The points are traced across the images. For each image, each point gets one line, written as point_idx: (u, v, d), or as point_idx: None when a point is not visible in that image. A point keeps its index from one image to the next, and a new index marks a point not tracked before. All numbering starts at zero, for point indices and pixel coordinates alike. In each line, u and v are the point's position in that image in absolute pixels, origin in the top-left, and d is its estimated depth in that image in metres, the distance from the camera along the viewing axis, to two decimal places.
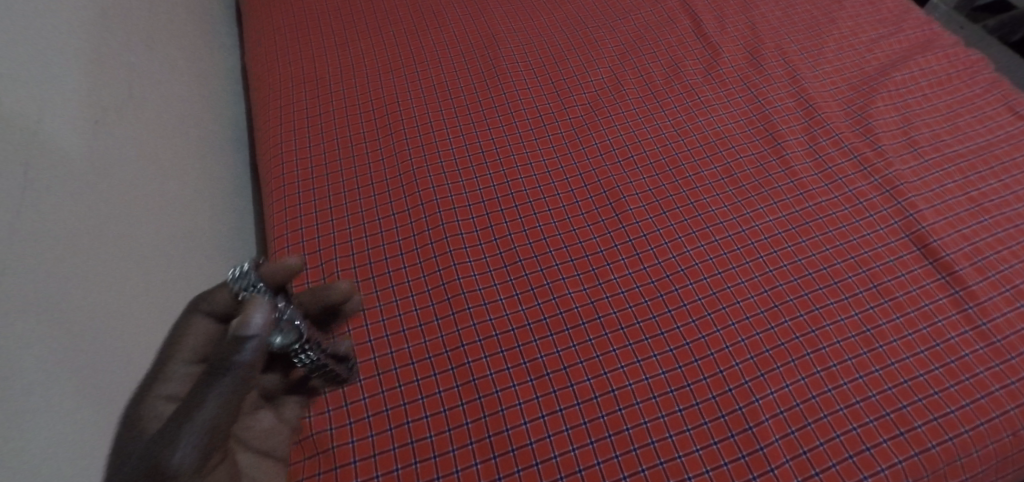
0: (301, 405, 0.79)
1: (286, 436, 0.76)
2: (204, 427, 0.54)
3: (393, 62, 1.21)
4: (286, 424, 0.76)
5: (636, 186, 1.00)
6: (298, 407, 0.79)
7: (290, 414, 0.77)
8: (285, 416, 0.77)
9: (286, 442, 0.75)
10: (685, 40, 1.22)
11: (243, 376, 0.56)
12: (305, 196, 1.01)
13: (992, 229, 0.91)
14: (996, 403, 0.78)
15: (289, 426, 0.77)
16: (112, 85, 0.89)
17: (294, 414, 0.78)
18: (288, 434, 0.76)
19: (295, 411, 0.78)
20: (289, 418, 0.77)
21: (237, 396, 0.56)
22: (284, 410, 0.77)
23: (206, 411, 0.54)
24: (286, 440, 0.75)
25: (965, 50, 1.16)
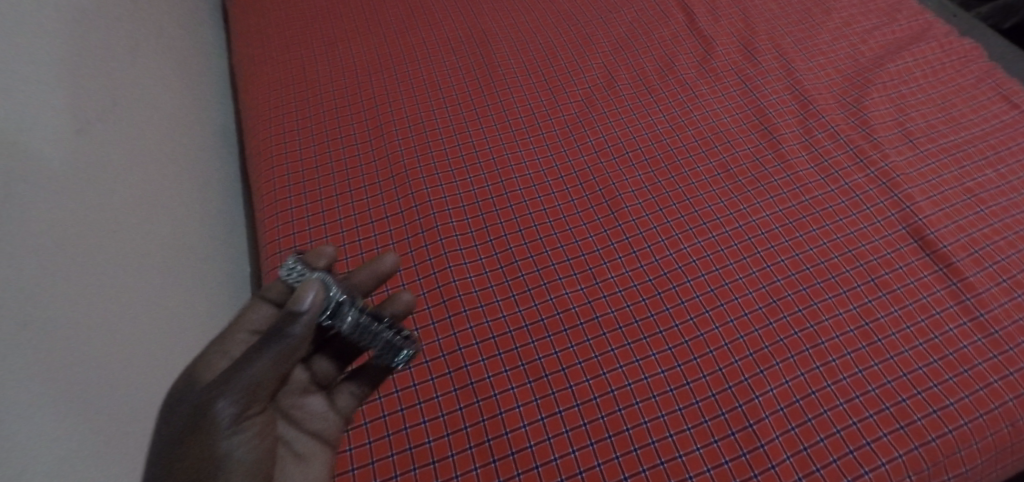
0: (357, 395, 0.73)
1: (336, 422, 0.71)
2: (251, 385, 0.59)
3: (383, 61, 1.19)
4: (337, 411, 0.72)
5: (631, 183, 0.99)
6: (352, 397, 0.73)
7: (345, 401, 0.72)
8: (340, 403, 0.72)
9: (336, 427, 0.71)
10: (678, 33, 1.21)
11: (288, 344, 0.60)
12: (296, 199, 1.00)
13: (988, 219, 0.91)
14: (995, 394, 0.78)
15: (341, 413, 0.72)
16: (91, 91, 0.88)
17: (349, 402, 0.72)
18: (338, 420, 0.71)
19: (350, 399, 0.72)
20: (343, 405, 0.72)
21: (282, 362, 0.60)
22: (338, 399, 0.72)
23: (255, 373, 0.59)
24: (335, 426, 0.71)
25: (959, 39, 1.15)
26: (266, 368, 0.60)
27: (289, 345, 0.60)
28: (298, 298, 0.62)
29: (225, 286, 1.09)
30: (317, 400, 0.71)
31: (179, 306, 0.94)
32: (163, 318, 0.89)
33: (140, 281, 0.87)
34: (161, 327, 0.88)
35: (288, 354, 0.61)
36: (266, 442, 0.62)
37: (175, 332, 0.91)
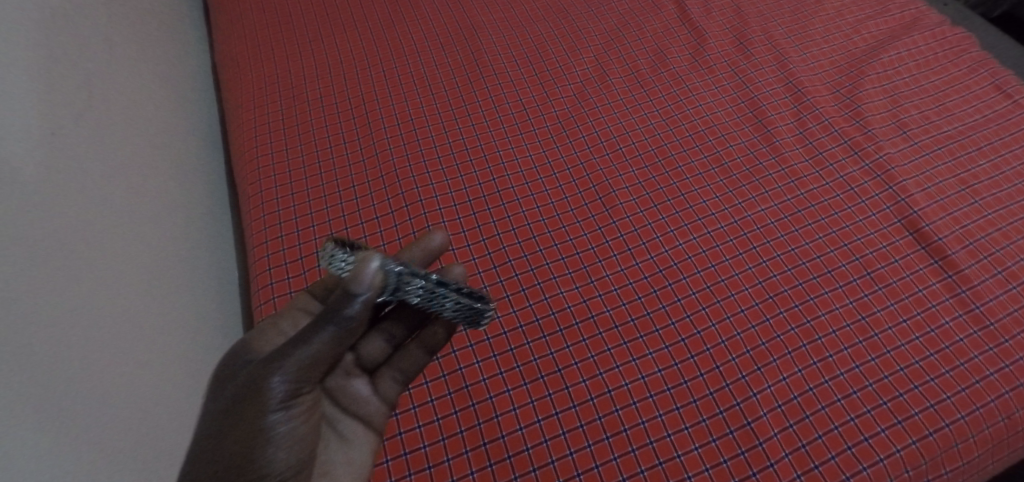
0: (403, 379, 0.72)
1: (382, 407, 0.71)
2: (303, 362, 0.59)
3: (369, 57, 1.17)
4: (384, 396, 0.71)
5: (625, 179, 0.98)
6: (399, 381, 0.72)
7: (392, 385, 0.72)
8: (387, 388, 0.71)
9: (383, 412, 0.71)
10: (670, 25, 1.19)
11: (347, 326, 0.60)
12: (282, 200, 0.98)
13: (983, 211, 0.91)
14: (991, 387, 0.77)
15: (388, 399, 0.71)
16: (69, 91, 0.85)
17: (396, 386, 0.72)
18: (384, 406, 0.71)
19: (397, 383, 0.72)
20: (391, 390, 0.72)
21: (339, 343, 0.60)
22: (384, 384, 0.71)
23: (312, 351, 0.59)
24: (382, 411, 0.71)
25: (952, 28, 1.14)
26: (324, 347, 0.60)
27: (346, 326, 0.60)
28: (357, 278, 0.58)
29: (214, 290, 1.07)
30: (363, 385, 0.70)
31: (168, 311, 0.91)
32: (155, 325, 0.87)
33: (132, 288, 0.85)
34: (152, 334, 0.86)
35: (345, 336, 0.60)
36: (311, 421, 0.62)
37: (165, 339, 0.89)
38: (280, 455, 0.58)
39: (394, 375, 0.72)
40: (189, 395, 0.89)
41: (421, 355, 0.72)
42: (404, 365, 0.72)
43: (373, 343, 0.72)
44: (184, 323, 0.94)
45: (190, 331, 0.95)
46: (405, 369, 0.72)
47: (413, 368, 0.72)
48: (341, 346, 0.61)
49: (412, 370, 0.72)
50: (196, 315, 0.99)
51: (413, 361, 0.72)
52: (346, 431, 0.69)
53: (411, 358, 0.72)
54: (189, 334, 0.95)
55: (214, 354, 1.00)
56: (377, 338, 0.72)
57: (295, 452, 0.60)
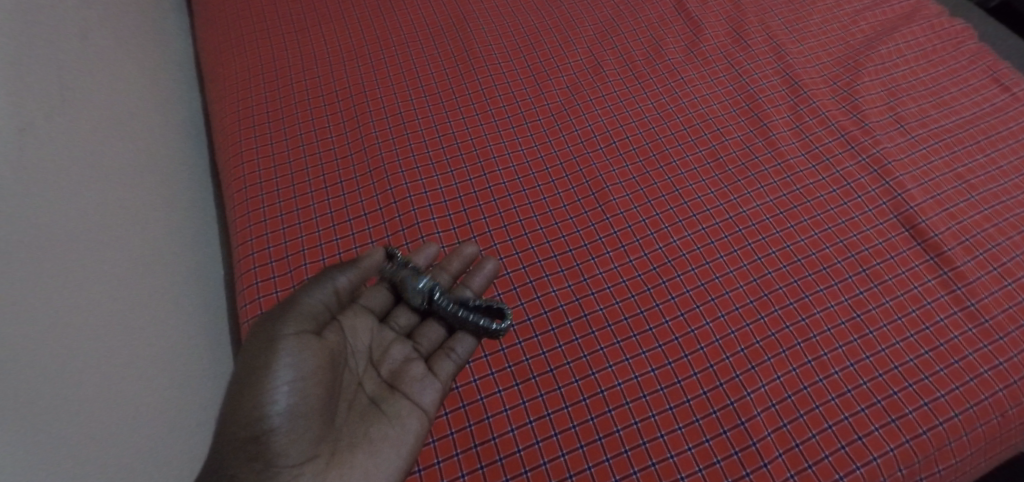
0: (457, 365, 0.77)
1: (435, 391, 0.75)
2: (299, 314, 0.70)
3: (357, 47, 1.14)
4: (437, 380, 0.76)
5: (619, 174, 0.96)
6: (454, 368, 0.77)
7: (446, 370, 0.76)
8: (442, 374, 0.76)
9: (435, 395, 0.75)
10: (665, 15, 1.17)
11: (330, 280, 0.73)
12: (267, 196, 0.95)
13: (979, 206, 0.90)
14: (985, 385, 0.76)
15: (443, 384, 0.76)
16: (39, 87, 0.83)
17: (450, 372, 0.76)
18: (437, 390, 0.75)
19: (451, 370, 0.77)
20: (445, 374, 0.76)
21: (328, 297, 0.73)
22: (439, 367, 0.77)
23: (304, 301, 0.71)
24: (435, 394, 0.75)
25: (950, 19, 1.13)
26: (313, 297, 0.72)
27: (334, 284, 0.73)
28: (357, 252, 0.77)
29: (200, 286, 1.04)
30: (417, 367, 0.77)
31: (148, 310, 0.89)
32: (130, 327, 0.85)
33: (100, 295, 0.82)
34: (126, 337, 0.84)
35: (331, 292, 0.73)
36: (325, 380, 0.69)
37: (145, 339, 0.86)
38: (278, 393, 0.64)
39: (449, 361, 0.77)
40: (171, 395, 0.87)
41: (470, 341, 0.78)
42: (454, 350, 0.78)
43: (429, 333, 0.80)
44: (166, 321, 0.92)
45: (172, 329, 0.93)
46: (456, 355, 0.77)
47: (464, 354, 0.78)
48: (331, 301, 0.73)
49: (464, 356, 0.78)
50: (180, 314, 0.96)
51: (463, 347, 0.78)
52: (393, 410, 0.73)
53: (461, 346, 0.78)
54: (172, 333, 0.92)
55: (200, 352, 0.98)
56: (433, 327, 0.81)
57: (296, 393, 0.65)
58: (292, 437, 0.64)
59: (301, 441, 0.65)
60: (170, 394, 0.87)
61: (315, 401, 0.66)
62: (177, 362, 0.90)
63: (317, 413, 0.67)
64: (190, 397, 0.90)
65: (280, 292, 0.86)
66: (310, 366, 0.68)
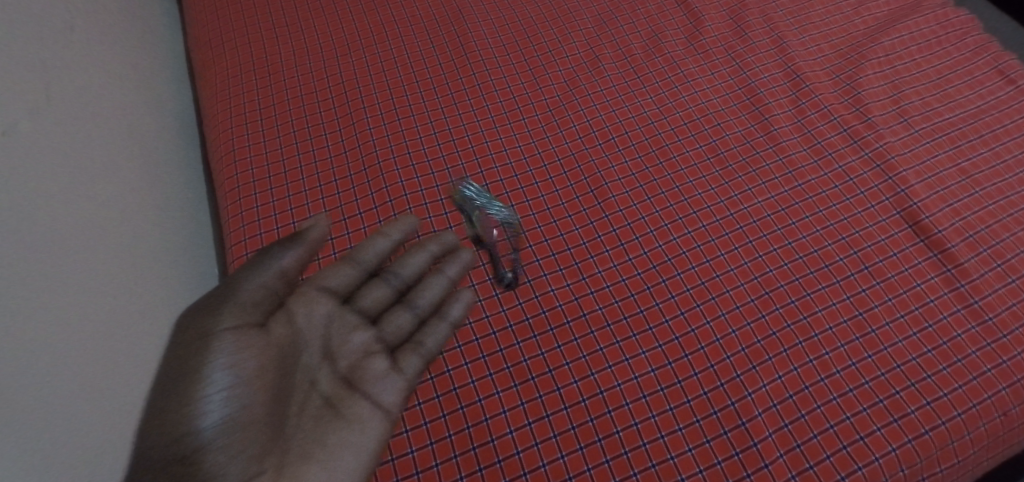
0: (425, 359, 0.74)
1: (399, 388, 0.71)
2: (236, 305, 0.64)
3: (351, 41, 1.12)
4: (402, 375, 0.72)
5: (618, 171, 0.94)
6: (420, 363, 0.73)
7: (412, 365, 0.73)
8: (407, 369, 0.72)
9: (398, 392, 0.71)
10: (665, 7, 1.15)
11: (270, 262, 0.66)
12: (261, 195, 0.93)
13: (983, 201, 0.88)
14: (988, 384, 0.75)
15: (407, 380, 0.72)
16: (24, 84, 0.81)
17: (415, 368, 0.73)
18: (401, 387, 0.71)
19: (417, 365, 0.73)
20: (410, 370, 0.72)
21: (268, 279, 0.66)
22: (403, 363, 0.72)
23: (239, 290, 0.64)
24: (399, 392, 0.71)
25: (954, 10, 1.11)
26: (250, 285, 0.65)
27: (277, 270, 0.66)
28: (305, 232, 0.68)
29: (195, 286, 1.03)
30: (380, 362, 0.72)
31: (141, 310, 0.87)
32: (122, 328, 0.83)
33: (93, 297, 0.80)
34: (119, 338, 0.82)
35: (272, 280, 0.66)
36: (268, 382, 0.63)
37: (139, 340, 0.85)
38: (210, 403, 0.59)
39: (415, 354, 0.73)
40: None
41: (444, 329, 0.75)
42: (424, 342, 0.74)
43: (397, 321, 0.75)
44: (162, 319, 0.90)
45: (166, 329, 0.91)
46: (426, 347, 0.74)
47: (435, 346, 0.74)
48: (272, 285, 0.66)
49: (434, 347, 0.74)
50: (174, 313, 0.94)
51: (433, 339, 0.74)
52: (352, 412, 0.68)
53: (432, 336, 0.75)
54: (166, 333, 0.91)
55: None
56: (402, 314, 0.75)
57: (231, 402, 0.60)
58: (230, 450, 0.59)
59: (240, 453, 0.59)
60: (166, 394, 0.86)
61: (256, 406, 0.61)
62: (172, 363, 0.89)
63: (258, 419, 0.61)
64: None
65: None
66: (249, 368, 0.62)
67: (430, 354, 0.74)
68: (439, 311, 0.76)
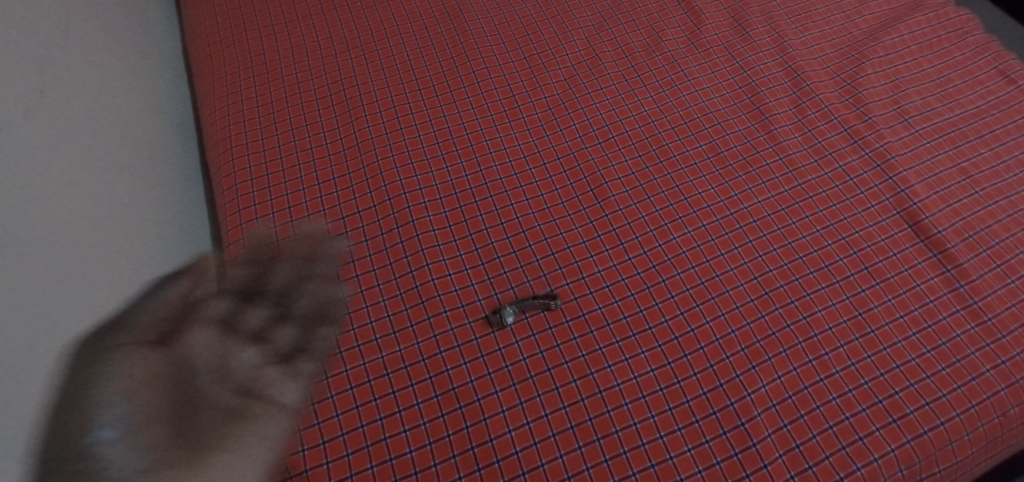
0: (319, 360, 0.77)
1: (297, 387, 0.75)
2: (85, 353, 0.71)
3: (349, 38, 1.11)
4: (300, 376, 0.75)
5: (618, 170, 0.94)
6: (315, 364, 0.77)
7: (307, 366, 0.76)
8: (303, 370, 0.76)
9: (297, 391, 0.75)
10: (665, 5, 1.14)
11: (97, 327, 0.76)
12: (258, 193, 0.93)
13: (983, 201, 0.88)
14: (987, 384, 0.75)
15: (305, 380, 0.76)
16: (15, 81, 0.80)
17: (310, 368, 0.76)
18: (298, 387, 0.75)
19: (314, 366, 0.77)
20: (306, 371, 0.76)
21: (116, 335, 0.74)
22: (295, 367, 0.76)
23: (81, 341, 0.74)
24: (297, 391, 0.75)
25: (956, 9, 1.11)
26: (87, 341, 0.73)
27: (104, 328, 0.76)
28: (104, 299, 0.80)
29: None
30: (273, 371, 0.75)
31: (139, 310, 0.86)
32: None
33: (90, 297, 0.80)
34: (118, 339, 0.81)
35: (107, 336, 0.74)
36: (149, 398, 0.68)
37: None
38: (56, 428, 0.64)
39: (308, 356, 0.77)
40: None
41: (330, 331, 0.79)
42: (314, 345, 0.78)
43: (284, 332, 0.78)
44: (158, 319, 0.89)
45: None
46: (316, 349, 0.78)
47: (328, 347, 0.78)
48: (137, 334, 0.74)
49: (328, 349, 0.78)
50: None
51: (321, 341, 0.78)
52: (255, 413, 0.72)
53: (321, 338, 0.78)
54: None
55: None
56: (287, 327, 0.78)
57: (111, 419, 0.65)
58: (124, 452, 0.64)
59: (127, 452, 0.64)
60: None
61: (135, 415, 0.66)
62: None
63: (152, 423, 0.67)
64: None
65: None
66: (133, 387, 0.68)
67: (325, 355, 0.78)
68: (321, 316, 0.80)
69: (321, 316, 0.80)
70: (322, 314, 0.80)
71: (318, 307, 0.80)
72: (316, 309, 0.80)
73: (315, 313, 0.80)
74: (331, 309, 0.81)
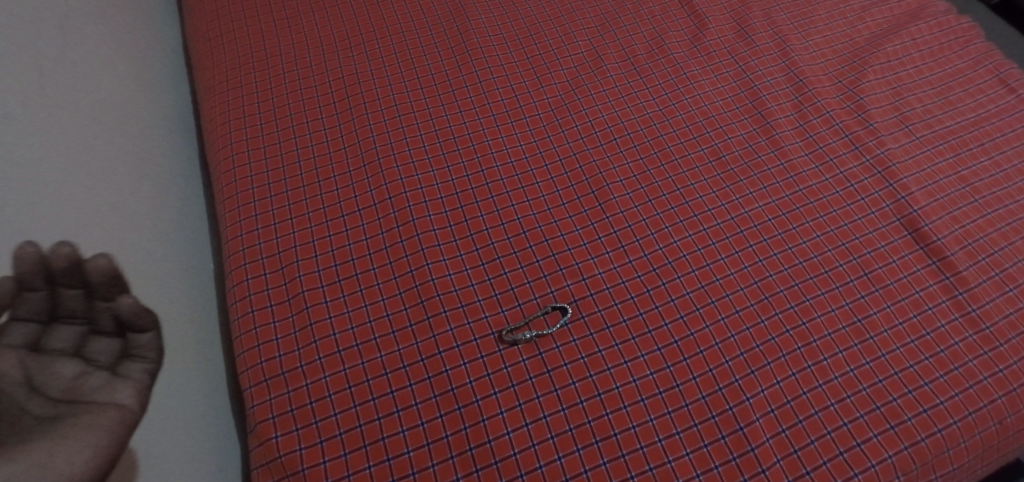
0: (150, 365, 0.64)
1: (133, 388, 0.61)
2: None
3: (351, 36, 1.11)
4: (132, 376, 0.62)
5: (619, 172, 0.94)
6: (148, 368, 0.63)
7: (139, 368, 0.63)
8: (135, 372, 0.62)
9: (134, 391, 0.61)
10: (668, 8, 1.14)
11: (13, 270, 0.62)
12: (258, 190, 0.92)
13: (982, 210, 0.89)
14: (984, 392, 0.75)
15: (140, 381, 0.62)
16: (15, 75, 0.79)
17: (143, 370, 0.63)
18: (135, 387, 0.61)
19: (145, 370, 0.63)
20: (138, 372, 0.62)
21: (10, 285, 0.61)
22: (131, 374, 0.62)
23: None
24: (135, 391, 0.61)
25: (957, 18, 1.12)
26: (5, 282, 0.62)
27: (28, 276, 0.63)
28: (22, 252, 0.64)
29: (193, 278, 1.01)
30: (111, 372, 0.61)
31: None
32: None
33: None
34: None
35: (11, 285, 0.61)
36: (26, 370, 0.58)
37: None
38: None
39: (138, 359, 0.63)
40: (162, 389, 0.84)
41: (149, 336, 0.63)
42: (143, 350, 0.63)
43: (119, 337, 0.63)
44: (157, 312, 0.88)
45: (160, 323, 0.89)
46: (146, 354, 0.64)
47: (153, 351, 0.64)
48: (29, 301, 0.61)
49: (156, 354, 0.64)
50: (169, 305, 0.92)
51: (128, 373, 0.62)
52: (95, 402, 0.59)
53: (145, 344, 0.63)
54: (162, 326, 0.89)
55: (196, 345, 0.95)
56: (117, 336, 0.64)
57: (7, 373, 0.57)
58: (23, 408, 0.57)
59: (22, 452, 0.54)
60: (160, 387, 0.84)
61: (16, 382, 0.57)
62: (167, 355, 0.87)
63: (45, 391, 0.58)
64: (182, 393, 0.87)
65: (271, 290, 0.84)
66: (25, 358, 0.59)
67: (155, 360, 0.64)
68: (142, 322, 0.62)
69: (142, 323, 0.62)
70: (144, 319, 0.62)
71: (139, 312, 0.62)
72: (138, 315, 0.62)
73: (136, 319, 0.62)
74: (143, 311, 0.63)
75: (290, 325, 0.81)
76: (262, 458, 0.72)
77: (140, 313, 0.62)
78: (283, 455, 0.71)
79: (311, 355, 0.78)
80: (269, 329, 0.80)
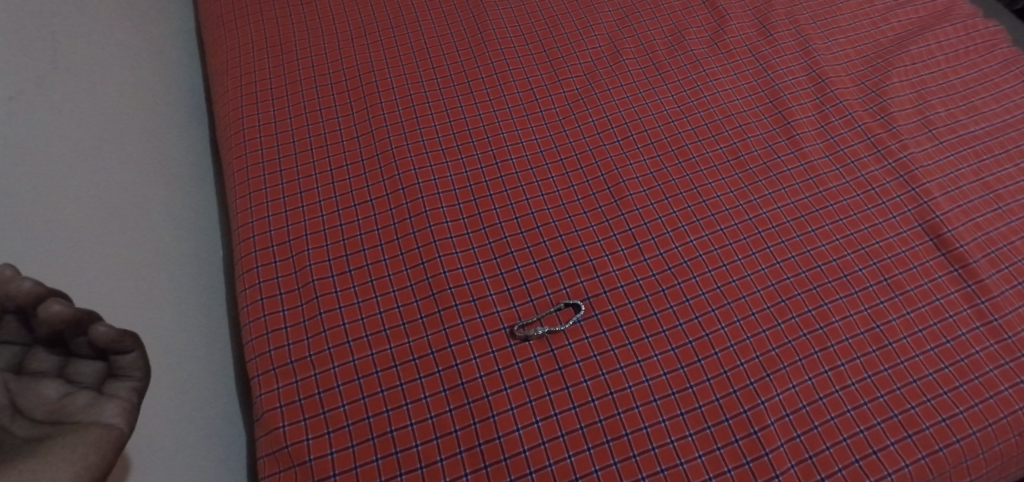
0: (137, 383, 0.56)
1: (121, 406, 0.54)
2: None
3: (366, 25, 1.10)
4: (118, 395, 0.54)
5: (636, 169, 0.92)
6: (135, 386, 0.56)
7: (125, 388, 0.55)
8: (121, 390, 0.55)
9: (122, 410, 0.54)
10: (688, 4, 1.13)
11: None
12: (270, 178, 0.91)
13: (1006, 217, 0.87)
14: (1005, 403, 0.73)
15: (129, 400, 0.55)
16: (31, 53, 0.79)
17: (130, 389, 0.55)
18: (123, 406, 0.54)
19: (132, 388, 0.56)
20: (125, 391, 0.55)
21: None
22: (117, 393, 0.55)
23: None
24: (123, 410, 0.54)
25: (984, 21, 1.10)
26: None
27: None
28: None
29: (202, 265, 1.00)
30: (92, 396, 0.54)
31: (148, 287, 0.85)
32: (134, 305, 0.81)
33: (104, 277, 0.78)
34: (128, 315, 0.80)
35: None
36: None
37: (143, 316, 0.82)
38: None
39: (123, 379, 0.56)
40: (168, 374, 0.83)
41: (132, 355, 0.56)
42: (128, 369, 0.56)
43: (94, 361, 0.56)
44: (164, 298, 0.88)
45: (170, 309, 0.88)
46: (132, 373, 0.56)
47: (139, 369, 0.56)
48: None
49: (143, 372, 0.57)
50: (177, 292, 0.91)
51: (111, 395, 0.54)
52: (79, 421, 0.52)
53: (130, 363, 0.56)
54: (172, 312, 0.88)
55: (202, 332, 0.93)
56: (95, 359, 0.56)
57: None
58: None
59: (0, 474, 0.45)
60: (169, 374, 0.83)
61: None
62: (174, 341, 0.86)
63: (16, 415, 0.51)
64: (189, 380, 0.86)
65: (281, 278, 0.83)
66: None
67: (142, 377, 0.57)
68: (124, 344, 0.55)
69: (123, 345, 0.54)
70: (124, 342, 0.54)
71: (118, 336, 0.54)
72: (117, 340, 0.54)
73: (115, 344, 0.54)
74: (122, 334, 0.54)
75: (299, 314, 0.80)
76: (269, 447, 0.71)
77: (119, 337, 0.54)
78: (291, 445, 0.71)
79: (321, 344, 0.77)
80: (279, 317, 0.80)
